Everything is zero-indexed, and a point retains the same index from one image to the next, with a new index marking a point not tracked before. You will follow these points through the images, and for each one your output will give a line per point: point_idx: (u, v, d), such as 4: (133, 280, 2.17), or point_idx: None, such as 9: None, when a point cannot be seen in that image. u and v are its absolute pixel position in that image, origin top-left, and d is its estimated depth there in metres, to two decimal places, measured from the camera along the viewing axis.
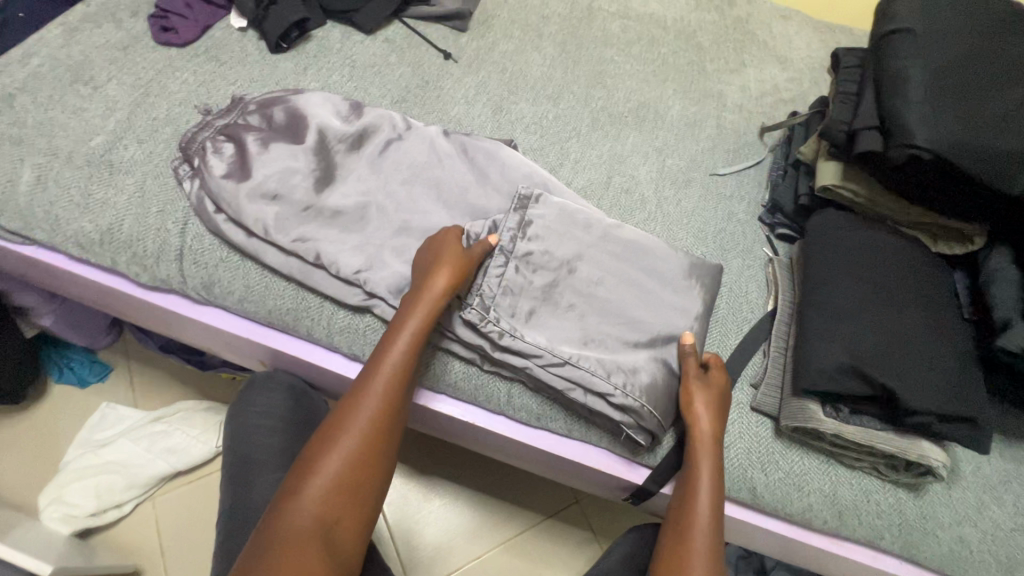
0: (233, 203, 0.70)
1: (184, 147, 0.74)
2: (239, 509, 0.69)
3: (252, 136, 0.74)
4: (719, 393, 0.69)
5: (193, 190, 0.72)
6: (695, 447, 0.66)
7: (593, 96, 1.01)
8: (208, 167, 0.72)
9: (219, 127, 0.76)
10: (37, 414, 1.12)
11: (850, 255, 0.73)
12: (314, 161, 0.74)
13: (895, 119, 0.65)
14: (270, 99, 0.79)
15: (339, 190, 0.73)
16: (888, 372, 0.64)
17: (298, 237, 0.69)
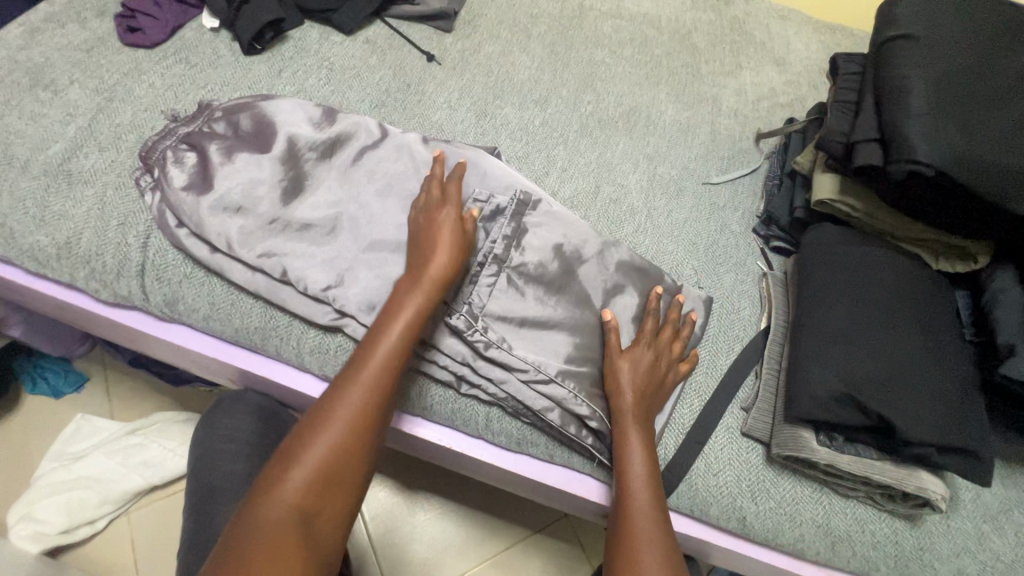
0: (195, 216, 0.66)
1: (144, 157, 0.70)
2: (197, 540, 0.65)
3: (217, 144, 0.70)
4: (637, 362, 0.66)
5: (154, 203, 0.69)
6: (624, 419, 0.64)
7: (582, 101, 0.97)
8: (169, 178, 0.68)
9: (182, 134, 0.72)
10: (9, 426, 1.09)
11: (846, 274, 0.69)
12: (282, 171, 0.70)
13: (896, 132, 0.61)
14: (238, 105, 0.75)
15: (308, 201, 0.69)
16: (885, 400, 0.60)
17: (263, 252, 0.66)
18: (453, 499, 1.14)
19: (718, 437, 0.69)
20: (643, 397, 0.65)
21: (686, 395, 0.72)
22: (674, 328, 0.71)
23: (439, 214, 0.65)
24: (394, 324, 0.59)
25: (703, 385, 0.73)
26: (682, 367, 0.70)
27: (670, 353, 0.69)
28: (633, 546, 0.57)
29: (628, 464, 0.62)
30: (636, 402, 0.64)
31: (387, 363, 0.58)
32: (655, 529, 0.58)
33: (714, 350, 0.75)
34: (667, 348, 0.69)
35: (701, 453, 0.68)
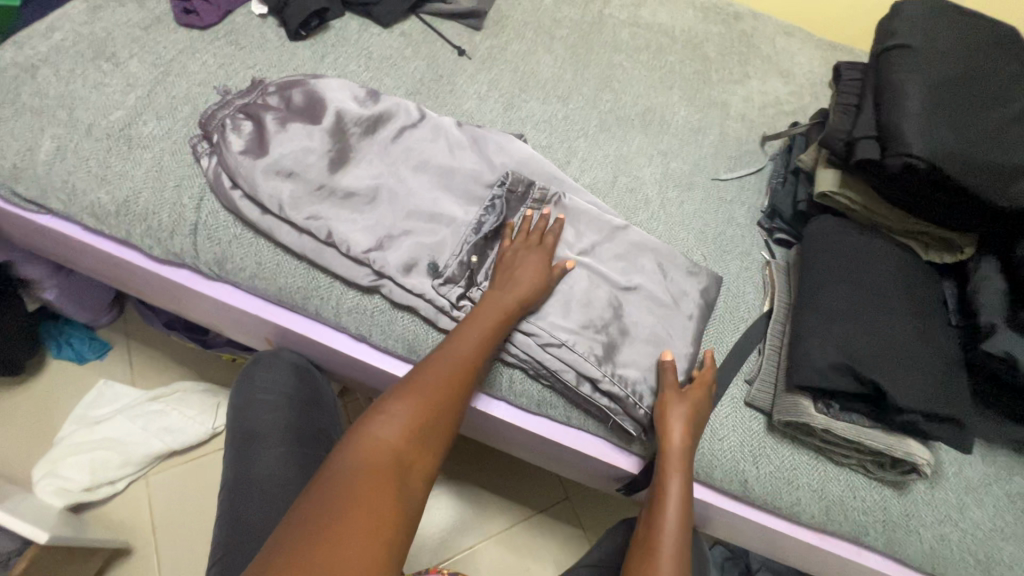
0: (249, 178, 0.71)
1: (203, 125, 0.76)
2: (242, 480, 0.68)
3: (271, 115, 0.76)
4: (692, 408, 0.69)
5: (211, 166, 0.74)
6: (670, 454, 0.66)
7: (602, 99, 1.03)
8: (226, 143, 0.73)
9: (238, 105, 0.77)
10: (33, 388, 1.12)
11: (841, 260, 0.76)
12: (330, 143, 0.76)
13: (893, 129, 0.68)
14: (289, 81, 0.80)
15: (353, 171, 0.75)
16: (878, 370, 0.66)
17: (311, 215, 0.71)
18: (459, 477, 1.18)
19: (723, 406, 0.75)
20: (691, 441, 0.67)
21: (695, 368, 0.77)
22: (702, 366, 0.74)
23: (534, 262, 0.71)
24: (482, 325, 0.65)
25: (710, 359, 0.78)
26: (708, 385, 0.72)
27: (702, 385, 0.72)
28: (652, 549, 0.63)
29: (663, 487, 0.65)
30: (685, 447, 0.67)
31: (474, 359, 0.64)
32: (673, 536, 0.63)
33: (721, 328, 0.81)
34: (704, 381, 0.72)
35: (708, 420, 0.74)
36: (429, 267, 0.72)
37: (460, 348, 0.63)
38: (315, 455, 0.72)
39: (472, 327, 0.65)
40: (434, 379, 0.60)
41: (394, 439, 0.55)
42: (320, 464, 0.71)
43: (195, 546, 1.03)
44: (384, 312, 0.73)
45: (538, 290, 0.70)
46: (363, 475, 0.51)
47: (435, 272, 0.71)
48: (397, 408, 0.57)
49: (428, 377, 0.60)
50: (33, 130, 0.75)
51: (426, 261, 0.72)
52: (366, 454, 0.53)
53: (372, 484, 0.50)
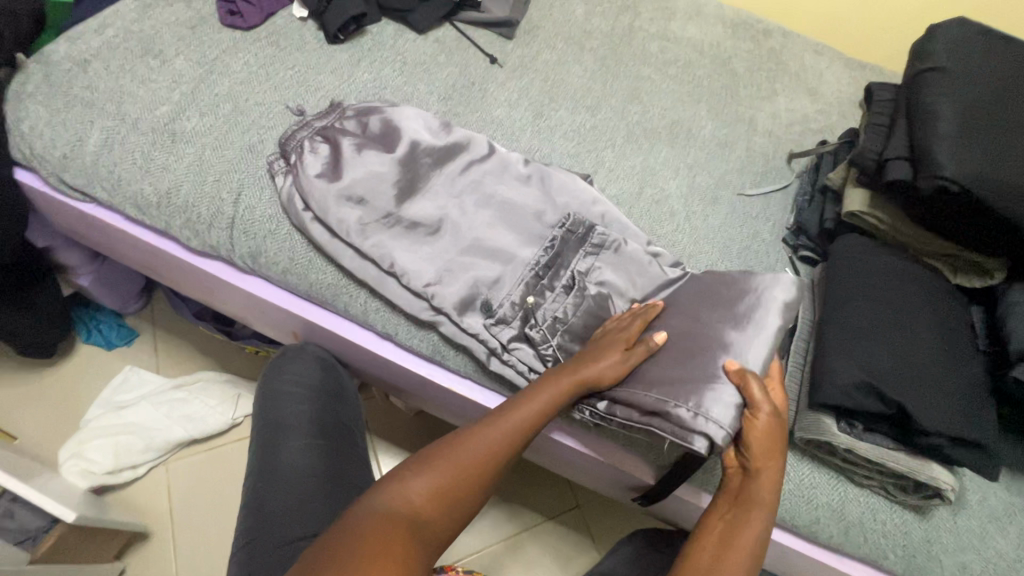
0: (321, 201, 0.74)
1: (283, 144, 0.78)
2: (266, 470, 0.69)
3: (349, 140, 0.79)
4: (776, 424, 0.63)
5: (285, 185, 0.76)
6: (760, 475, 0.63)
7: (630, 110, 1.04)
8: (302, 164, 0.76)
9: (316, 128, 0.80)
10: (62, 370, 1.16)
11: (869, 279, 0.75)
12: (400, 172, 0.78)
13: (925, 151, 0.68)
14: (367, 108, 0.83)
15: (420, 202, 0.77)
16: (905, 392, 0.66)
17: (376, 243, 0.73)
18: None
19: None
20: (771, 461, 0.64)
21: None
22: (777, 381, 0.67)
23: (613, 345, 0.67)
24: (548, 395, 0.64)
25: None
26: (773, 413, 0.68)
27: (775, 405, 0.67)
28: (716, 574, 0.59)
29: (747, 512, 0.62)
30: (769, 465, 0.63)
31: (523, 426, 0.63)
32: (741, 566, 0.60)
33: None
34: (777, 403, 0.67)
35: None
36: (486, 304, 0.73)
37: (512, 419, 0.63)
38: (338, 448, 0.74)
39: (534, 398, 0.64)
40: (474, 446, 0.61)
41: (419, 500, 0.57)
42: (344, 459, 0.72)
43: (210, 534, 1.05)
44: (423, 324, 0.75)
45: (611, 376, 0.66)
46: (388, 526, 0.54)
47: (485, 311, 0.72)
48: (431, 469, 0.59)
49: (470, 444, 0.61)
50: (83, 121, 0.78)
51: (481, 297, 0.73)
52: (390, 508, 0.55)
53: (393, 536, 0.53)
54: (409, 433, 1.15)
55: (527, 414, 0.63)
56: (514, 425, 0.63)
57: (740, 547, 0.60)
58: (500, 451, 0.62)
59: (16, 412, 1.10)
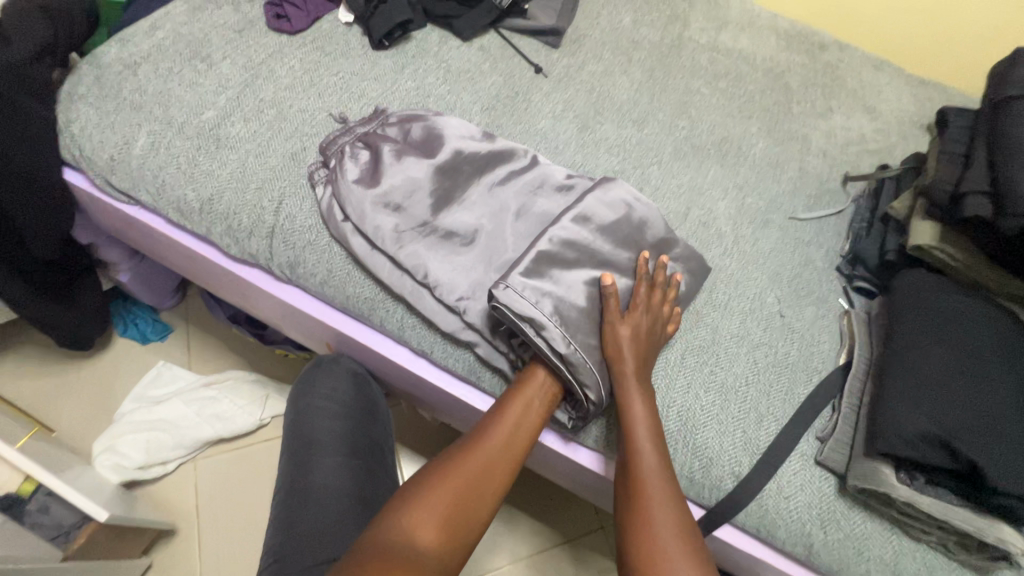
0: (359, 208, 0.72)
1: (323, 150, 0.77)
2: (297, 488, 0.68)
3: (389, 146, 0.77)
4: (634, 326, 0.68)
5: (325, 195, 0.74)
6: (626, 382, 0.66)
7: (677, 126, 1.01)
8: (342, 170, 0.74)
9: (359, 134, 0.79)
10: (99, 363, 1.17)
11: (937, 320, 0.70)
12: (437, 180, 0.76)
13: (1009, 187, 0.63)
14: (411, 115, 0.82)
15: (457, 212, 0.74)
16: (976, 446, 0.61)
17: (411, 252, 0.70)
18: None
19: (792, 462, 0.71)
20: (641, 361, 0.67)
21: (763, 419, 0.73)
22: (662, 291, 0.73)
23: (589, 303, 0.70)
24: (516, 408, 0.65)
25: (780, 410, 0.74)
26: (668, 329, 0.73)
27: (662, 317, 0.72)
28: (645, 505, 0.60)
29: (632, 427, 0.64)
30: (636, 367, 0.66)
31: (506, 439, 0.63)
32: (658, 483, 0.61)
33: (793, 378, 0.77)
34: (659, 311, 0.72)
35: (774, 476, 0.70)
36: (534, 299, 0.66)
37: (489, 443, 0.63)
38: (370, 467, 0.73)
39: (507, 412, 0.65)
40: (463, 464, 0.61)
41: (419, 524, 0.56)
42: (374, 478, 0.71)
43: (234, 535, 1.05)
44: (459, 342, 0.72)
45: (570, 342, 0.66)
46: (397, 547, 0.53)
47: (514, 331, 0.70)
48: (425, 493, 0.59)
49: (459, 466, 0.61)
50: (130, 124, 0.78)
51: None
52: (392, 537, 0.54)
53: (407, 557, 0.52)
54: (435, 444, 1.14)
55: (504, 434, 0.63)
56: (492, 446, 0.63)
57: (650, 466, 0.62)
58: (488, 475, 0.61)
59: (54, 402, 1.12)
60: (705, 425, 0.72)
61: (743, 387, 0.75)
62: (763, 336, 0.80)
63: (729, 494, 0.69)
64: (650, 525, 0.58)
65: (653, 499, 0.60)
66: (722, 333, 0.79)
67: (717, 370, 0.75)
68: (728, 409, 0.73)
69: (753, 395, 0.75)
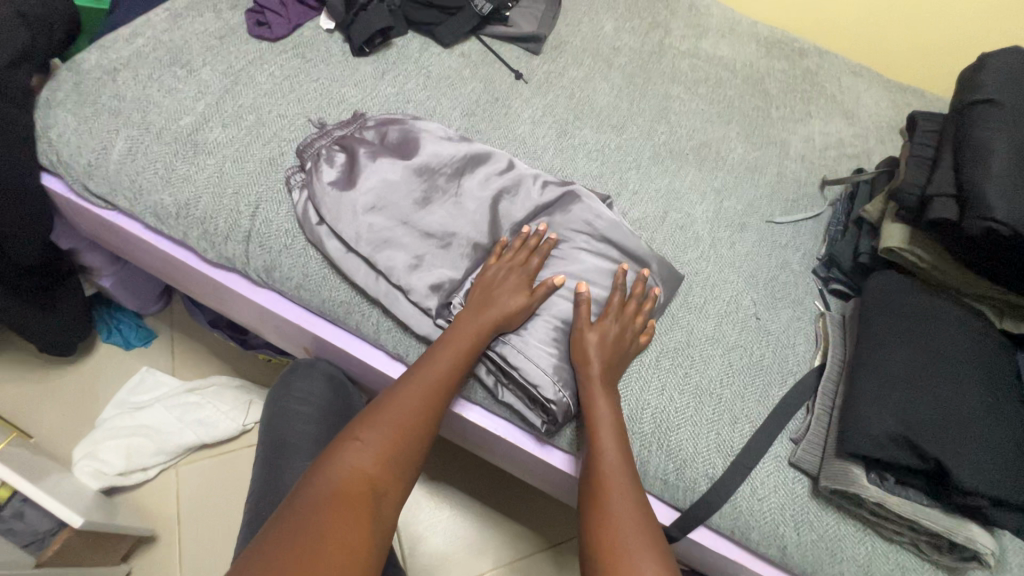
0: (334, 211, 0.73)
1: (300, 153, 0.78)
2: (268, 492, 0.68)
3: (364, 149, 0.77)
4: (602, 333, 0.69)
5: (301, 199, 0.75)
6: (591, 384, 0.66)
7: (657, 131, 1.02)
8: (318, 172, 0.75)
9: (335, 137, 0.80)
10: (81, 369, 1.17)
11: (907, 322, 0.71)
12: (413, 182, 0.76)
13: (973, 189, 0.64)
14: (388, 118, 0.83)
15: (431, 215, 0.75)
16: (943, 446, 0.61)
17: (384, 255, 0.71)
18: (479, 499, 1.16)
19: (765, 464, 0.71)
20: (609, 369, 0.68)
21: (737, 420, 0.73)
22: (638, 302, 0.73)
23: (511, 271, 0.71)
24: (454, 348, 0.65)
25: (755, 412, 0.74)
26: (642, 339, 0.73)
27: (636, 328, 0.72)
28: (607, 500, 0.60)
29: (598, 428, 0.65)
30: (604, 374, 0.67)
31: (444, 380, 0.64)
32: (622, 478, 0.62)
33: (767, 380, 0.77)
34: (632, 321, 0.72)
35: (748, 477, 0.70)
36: (503, 300, 0.68)
37: (413, 391, 0.62)
38: None
39: (453, 345, 0.66)
40: (401, 407, 0.61)
41: (368, 466, 0.56)
42: None
43: (216, 541, 1.05)
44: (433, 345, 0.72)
45: (520, 311, 0.68)
46: (330, 499, 0.52)
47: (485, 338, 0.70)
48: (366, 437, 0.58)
49: (399, 405, 0.61)
50: (107, 130, 0.78)
51: None
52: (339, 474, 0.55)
53: (345, 506, 0.52)
54: None
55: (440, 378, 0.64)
56: (413, 403, 0.62)
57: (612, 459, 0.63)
58: (416, 425, 0.61)
59: (35, 408, 1.12)
60: (678, 426, 0.72)
61: (717, 389, 0.75)
62: (737, 338, 0.80)
63: (703, 496, 0.69)
64: (614, 518, 0.59)
65: (615, 493, 0.60)
66: (697, 335, 0.79)
67: (692, 372, 0.76)
68: (702, 411, 0.73)
69: (727, 396, 0.75)
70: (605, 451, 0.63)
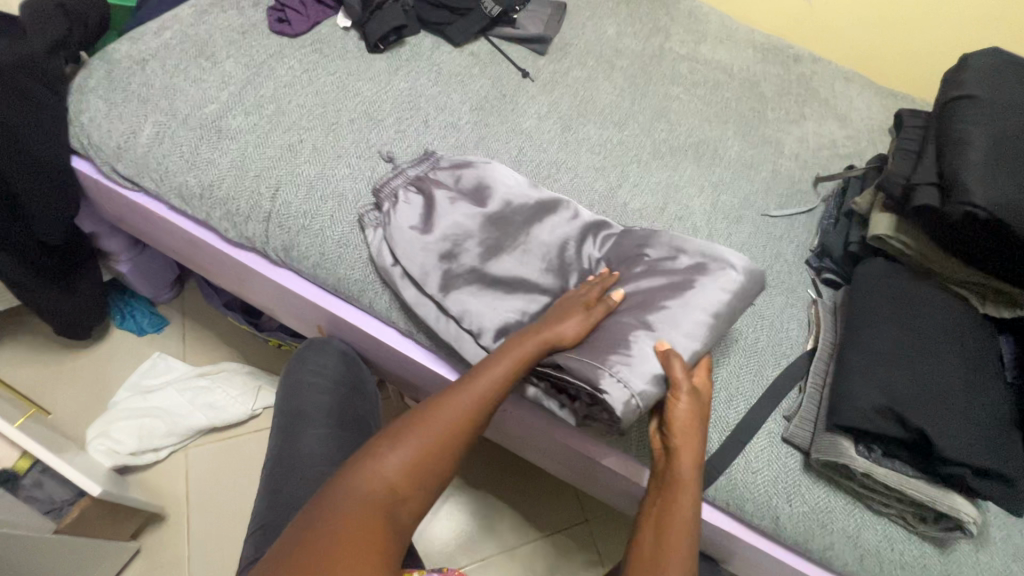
0: (408, 252, 0.74)
1: (377, 192, 0.78)
2: (285, 457, 0.72)
3: (442, 193, 0.78)
4: (694, 401, 0.64)
5: (375, 238, 0.76)
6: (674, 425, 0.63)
7: (657, 128, 1.06)
8: (395, 214, 0.76)
9: (411, 177, 0.80)
10: (95, 352, 1.20)
11: (895, 305, 0.75)
12: (488, 230, 0.76)
13: (953, 177, 0.68)
14: (462, 162, 0.83)
15: (484, 246, 0.75)
16: (927, 418, 0.65)
17: (426, 272, 0.73)
18: (481, 486, 1.18)
19: (760, 439, 0.74)
20: (693, 411, 0.64)
21: (733, 398, 0.77)
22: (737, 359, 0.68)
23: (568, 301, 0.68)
24: (501, 363, 0.62)
25: (749, 391, 0.78)
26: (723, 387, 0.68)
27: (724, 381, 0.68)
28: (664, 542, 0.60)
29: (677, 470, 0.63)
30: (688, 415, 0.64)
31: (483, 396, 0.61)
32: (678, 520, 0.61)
33: (761, 361, 0.81)
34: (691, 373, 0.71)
35: (742, 451, 0.73)
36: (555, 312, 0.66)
37: (449, 408, 0.60)
38: (355, 439, 0.77)
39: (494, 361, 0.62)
40: (437, 422, 0.60)
41: (394, 479, 0.57)
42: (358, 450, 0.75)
43: (225, 521, 1.07)
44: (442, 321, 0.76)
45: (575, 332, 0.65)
46: (353, 522, 0.53)
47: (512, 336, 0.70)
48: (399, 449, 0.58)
49: (433, 421, 0.59)
50: (135, 116, 0.83)
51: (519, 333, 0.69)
52: (368, 488, 0.56)
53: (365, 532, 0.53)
54: None
55: (478, 393, 0.61)
56: (448, 419, 0.60)
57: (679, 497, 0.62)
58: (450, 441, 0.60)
59: (51, 390, 1.15)
60: None
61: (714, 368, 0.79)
62: (734, 322, 0.84)
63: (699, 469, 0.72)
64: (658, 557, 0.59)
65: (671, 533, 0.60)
66: None
67: None
68: None
69: (723, 375, 0.78)
70: (682, 490, 0.62)
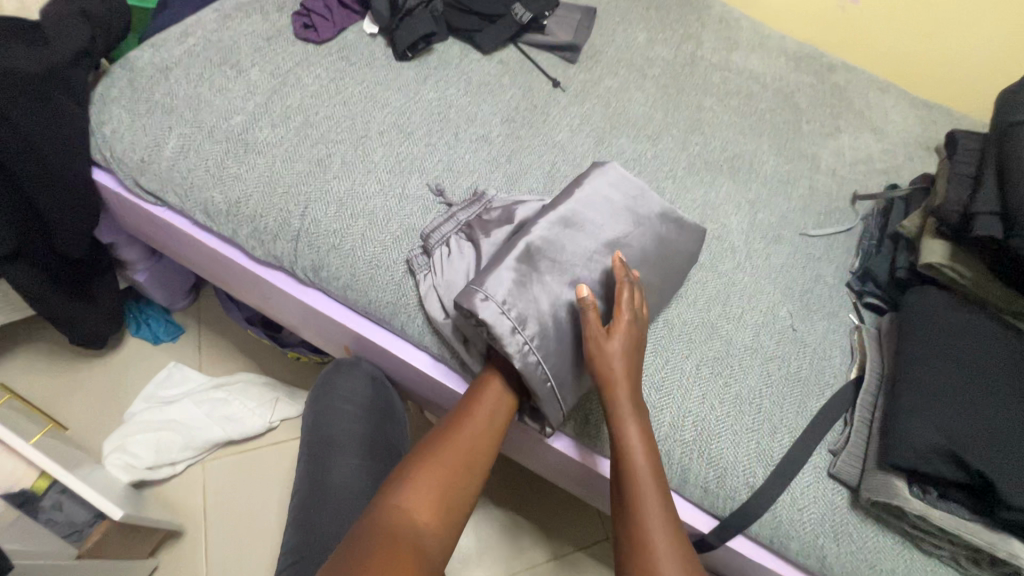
0: None
1: (426, 238, 0.75)
2: (318, 488, 0.71)
3: (494, 240, 0.74)
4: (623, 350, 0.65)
5: (427, 287, 0.73)
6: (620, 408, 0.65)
7: (691, 142, 1.03)
8: (447, 264, 0.73)
9: (461, 222, 0.77)
10: (110, 362, 1.18)
11: (950, 338, 0.72)
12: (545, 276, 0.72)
13: (1018, 208, 0.65)
14: (513, 203, 0.79)
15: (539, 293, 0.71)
16: (988, 461, 0.62)
17: None
18: (502, 503, 1.16)
19: (805, 474, 0.72)
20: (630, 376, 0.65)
21: (777, 430, 0.74)
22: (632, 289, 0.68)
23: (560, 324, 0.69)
24: (488, 399, 0.67)
25: (793, 423, 0.75)
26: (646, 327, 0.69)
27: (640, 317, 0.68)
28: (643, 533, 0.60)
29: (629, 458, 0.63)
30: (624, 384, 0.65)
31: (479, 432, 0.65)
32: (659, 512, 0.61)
33: (804, 391, 0.78)
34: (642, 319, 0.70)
35: (787, 487, 0.71)
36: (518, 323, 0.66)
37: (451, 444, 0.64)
38: (386, 469, 0.75)
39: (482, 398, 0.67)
40: (443, 456, 0.63)
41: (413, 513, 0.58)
42: None
43: (242, 538, 1.05)
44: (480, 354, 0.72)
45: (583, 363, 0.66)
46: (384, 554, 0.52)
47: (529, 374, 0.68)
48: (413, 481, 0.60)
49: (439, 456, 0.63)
50: (160, 128, 0.80)
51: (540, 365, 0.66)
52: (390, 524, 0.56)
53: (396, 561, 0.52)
54: None
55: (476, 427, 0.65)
56: (451, 453, 0.63)
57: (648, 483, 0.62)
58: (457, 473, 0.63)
59: (65, 400, 1.13)
60: (720, 436, 0.73)
61: (757, 399, 0.76)
62: (775, 349, 0.81)
63: (743, 505, 0.70)
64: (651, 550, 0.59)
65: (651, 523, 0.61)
66: (737, 345, 0.80)
67: (732, 381, 0.77)
68: (743, 420, 0.74)
69: (767, 406, 0.76)
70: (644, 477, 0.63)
